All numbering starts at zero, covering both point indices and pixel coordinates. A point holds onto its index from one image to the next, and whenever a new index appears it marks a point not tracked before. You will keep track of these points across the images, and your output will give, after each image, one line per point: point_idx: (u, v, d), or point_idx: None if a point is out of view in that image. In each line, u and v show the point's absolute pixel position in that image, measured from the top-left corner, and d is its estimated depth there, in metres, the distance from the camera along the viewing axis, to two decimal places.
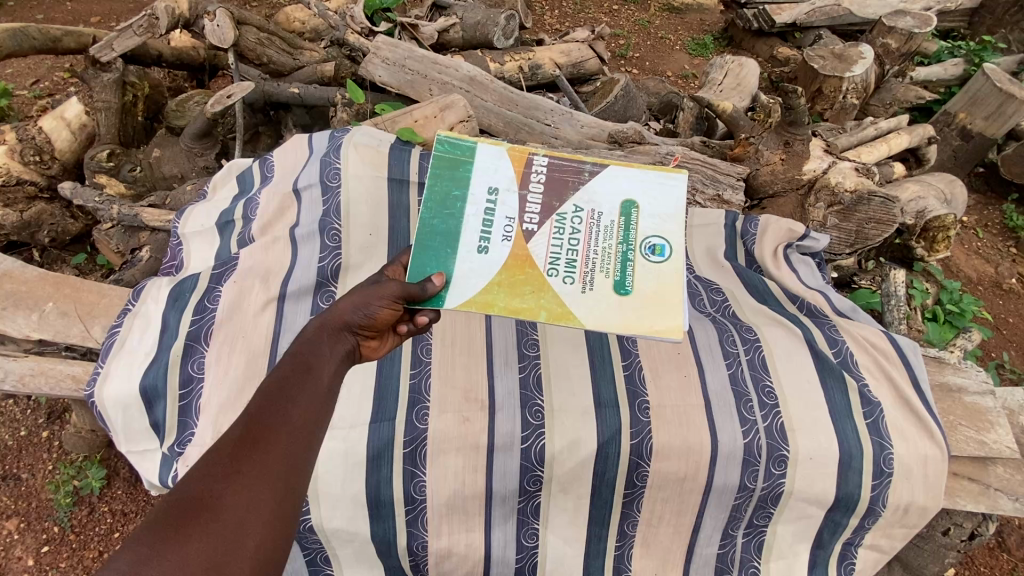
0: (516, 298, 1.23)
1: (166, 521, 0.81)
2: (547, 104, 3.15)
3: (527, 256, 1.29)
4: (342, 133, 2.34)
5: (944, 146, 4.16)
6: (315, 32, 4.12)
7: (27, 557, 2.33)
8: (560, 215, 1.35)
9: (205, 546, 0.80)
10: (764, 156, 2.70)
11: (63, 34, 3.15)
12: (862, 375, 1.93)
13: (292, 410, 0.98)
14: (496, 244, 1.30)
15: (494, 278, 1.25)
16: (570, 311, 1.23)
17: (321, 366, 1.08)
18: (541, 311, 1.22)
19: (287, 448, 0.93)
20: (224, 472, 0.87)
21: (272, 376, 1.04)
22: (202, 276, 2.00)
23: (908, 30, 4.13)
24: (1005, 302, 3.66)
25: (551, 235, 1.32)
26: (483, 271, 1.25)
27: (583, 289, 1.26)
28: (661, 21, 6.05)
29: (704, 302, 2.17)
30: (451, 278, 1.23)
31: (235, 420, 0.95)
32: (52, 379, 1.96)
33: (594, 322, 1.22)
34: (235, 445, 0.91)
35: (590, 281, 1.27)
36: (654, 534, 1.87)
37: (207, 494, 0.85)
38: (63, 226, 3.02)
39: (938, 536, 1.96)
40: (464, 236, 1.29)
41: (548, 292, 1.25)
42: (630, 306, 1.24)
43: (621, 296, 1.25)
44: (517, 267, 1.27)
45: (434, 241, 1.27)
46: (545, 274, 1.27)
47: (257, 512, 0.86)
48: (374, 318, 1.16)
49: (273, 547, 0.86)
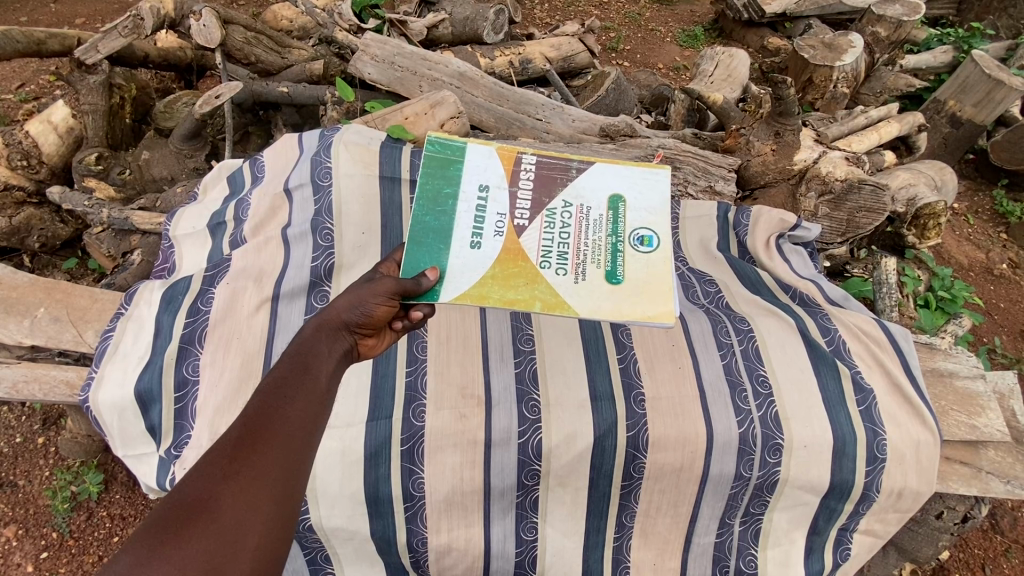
0: (510, 291, 1.23)
1: (165, 523, 0.82)
2: (538, 98, 3.12)
3: (520, 249, 1.29)
4: (334, 132, 2.33)
5: (934, 133, 4.19)
6: (303, 31, 4.06)
7: (26, 563, 2.32)
8: (550, 210, 1.36)
9: (207, 547, 0.80)
10: (755, 147, 2.69)
11: (48, 36, 3.10)
12: (854, 361, 1.95)
13: (291, 411, 0.98)
14: (488, 239, 1.30)
15: (487, 272, 1.24)
16: (563, 298, 1.22)
17: (319, 368, 1.08)
18: (535, 302, 1.21)
19: (286, 448, 0.93)
20: (224, 473, 0.87)
21: (270, 377, 1.03)
22: (195, 278, 1.99)
23: (897, 18, 4.19)
24: (997, 288, 3.69)
25: (542, 230, 1.33)
26: (477, 265, 1.25)
27: (576, 280, 1.26)
28: (651, 14, 6.05)
29: (698, 294, 2.19)
30: (445, 272, 1.23)
31: (235, 420, 0.95)
32: (46, 385, 1.95)
33: (584, 308, 1.22)
34: (233, 447, 0.91)
35: (583, 272, 1.28)
36: (653, 524, 1.89)
37: (206, 496, 0.85)
38: (53, 231, 3.00)
39: (931, 519, 1.99)
40: (457, 233, 1.29)
41: (541, 283, 1.24)
42: (622, 294, 1.24)
43: (609, 283, 1.26)
44: (510, 260, 1.27)
45: (427, 238, 1.27)
46: (539, 267, 1.27)
47: (257, 514, 0.86)
48: (370, 316, 1.16)
49: (272, 552, 0.86)
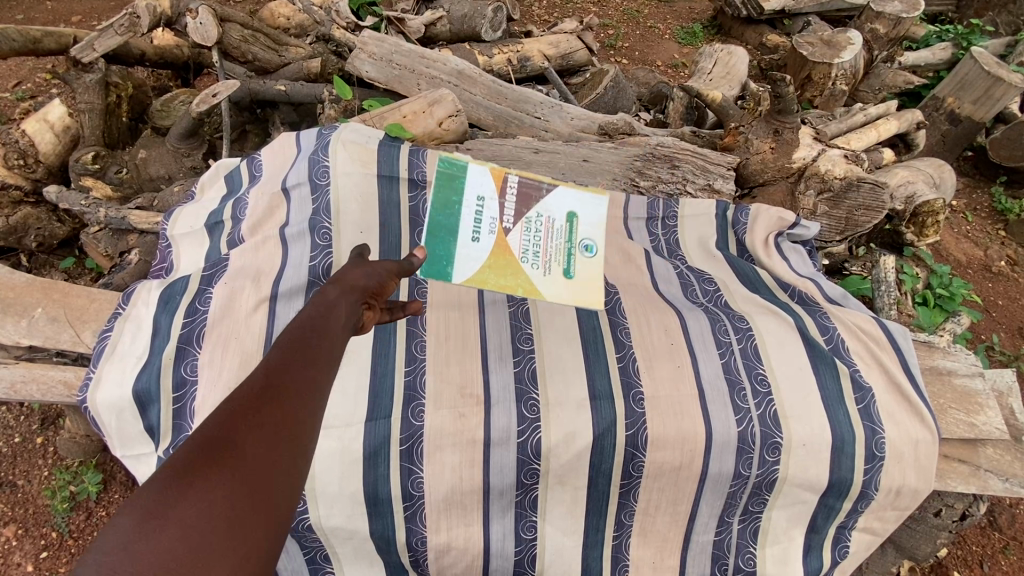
0: (503, 279, 1.50)
1: (188, 464, 0.80)
2: (536, 96, 3.13)
3: (508, 245, 1.54)
4: (331, 131, 2.32)
5: (933, 130, 4.19)
6: (300, 29, 4.04)
7: (25, 563, 2.32)
8: (529, 217, 1.58)
9: (231, 488, 0.79)
10: (753, 145, 2.68)
11: (44, 34, 3.07)
12: (853, 359, 1.95)
13: (310, 368, 0.98)
14: (484, 235, 1.52)
15: (485, 261, 1.50)
16: (538, 288, 1.52)
17: (335, 327, 1.08)
18: (519, 288, 1.50)
19: (305, 399, 0.93)
20: (247, 419, 0.86)
21: (286, 337, 1.03)
22: (192, 278, 1.98)
23: (897, 15, 4.18)
24: (995, 285, 3.70)
25: (524, 231, 1.56)
26: (477, 257, 1.50)
27: (546, 273, 1.55)
28: (650, 10, 6.03)
29: (696, 293, 2.20)
30: (454, 261, 1.48)
31: (255, 371, 0.95)
32: (44, 386, 1.94)
33: (552, 293, 1.52)
34: (256, 394, 0.90)
35: (551, 266, 1.56)
36: (652, 522, 1.89)
37: (229, 437, 0.84)
38: (50, 230, 2.98)
39: (929, 517, 2.00)
40: (461, 229, 1.50)
41: (523, 274, 1.52)
42: (575, 287, 1.56)
43: (565, 279, 1.55)
44: (501, 253, 1.52)
45: (438, 235, 1.48)
46: (521, 261, 1.53)
47: (279, 460, 0.85)
48: (381, 285, 1.25)
49: (290, 501, 0.84)
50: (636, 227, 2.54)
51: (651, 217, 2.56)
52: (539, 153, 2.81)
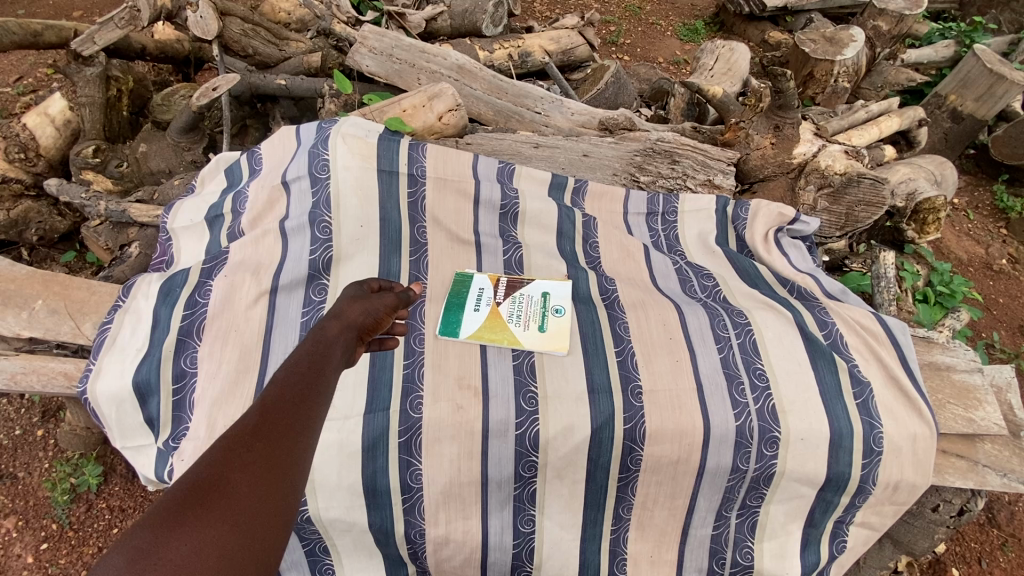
0: (495, 335, 1.91)
1: (181, 503, 0.79)
2: (536, 91, 3.13)
3: (499, 315, 1.96)
4: (330, 125, 2.35)
5: (936, 128, 4.19)
6: (301, 23, 3.99)
7: (26, 554, 2.33)
8: (518, 294, 2.02)
9: (221, 533, 0.78)
10: (754, 140, 2.66)
11: (43, 28, 3.04)
12: (851, 355, 1.95)
13: (305, 405, 0.98)
14: (483, 307, 1.98)
15: (480, 324, 1.93)
16: (519, 339, 1.90)
17: (332, 364, 1.09)
18: (504, 339, 1.90)
19: (297, 440, 0.92)
20: (242, 459, 0.86)
21: (285, 370, 1.04)
22: (193, 271, 1.99)
23: (899, 12, 4.17)
24: (996, 283, 3.69)
25: (511, 303, 1.99)
26: (475, 322, 1.94)
27: (524, 328, 1.93)
28: (652, 7, 6.02)
29: (695, 288, 2.21)
30: (459, 325, 1.92)
31: (250, 409, 0.94)
32: (43, 377, 1.94)
33: (531, 343, 1.89)
34: (249, 435, 0.89)
35: (529, 324, 1.94)
36: (649, 516, 1.90)
37: (220, 481, 0.83)
38: (50, 224, 3.01)
39: (927, 512, 2.00)
40: (467, 304, 1.98)
41: (508, 332, 1.92)
42: (546, 337, 1.91)
43: (540, 332, 1.92)
44: (494, 318, 1.95)
45: (450, 308, 1.97)
46: (508, 323, 1.94)
47: (269, 506, 0.84)
48: (379, 320, 1.26)
49: (279, 543, 0.84)
50: (635, 222, 2.55)
51: (650, 212, 2.57)
52: (539, 148, 2.80)
